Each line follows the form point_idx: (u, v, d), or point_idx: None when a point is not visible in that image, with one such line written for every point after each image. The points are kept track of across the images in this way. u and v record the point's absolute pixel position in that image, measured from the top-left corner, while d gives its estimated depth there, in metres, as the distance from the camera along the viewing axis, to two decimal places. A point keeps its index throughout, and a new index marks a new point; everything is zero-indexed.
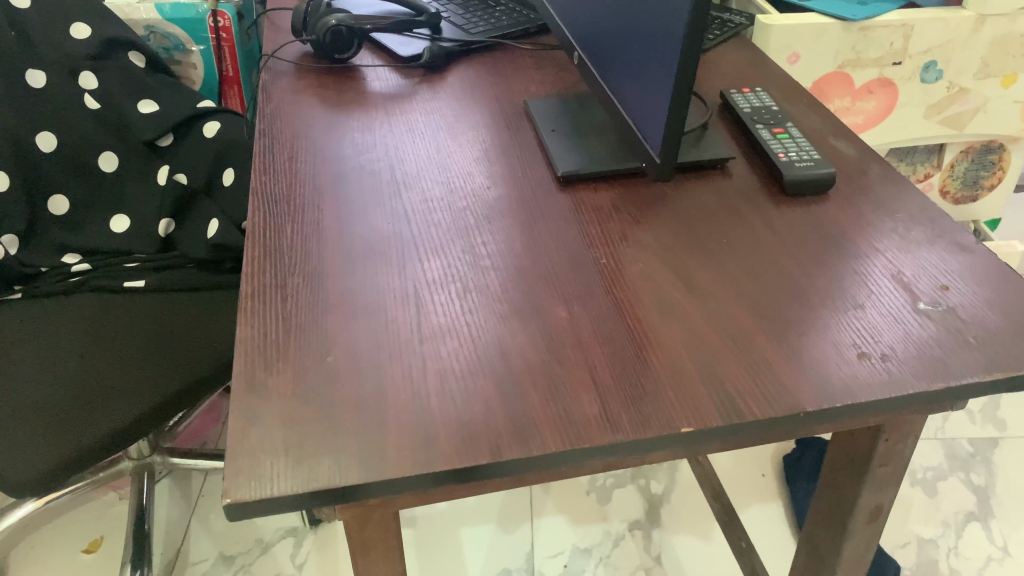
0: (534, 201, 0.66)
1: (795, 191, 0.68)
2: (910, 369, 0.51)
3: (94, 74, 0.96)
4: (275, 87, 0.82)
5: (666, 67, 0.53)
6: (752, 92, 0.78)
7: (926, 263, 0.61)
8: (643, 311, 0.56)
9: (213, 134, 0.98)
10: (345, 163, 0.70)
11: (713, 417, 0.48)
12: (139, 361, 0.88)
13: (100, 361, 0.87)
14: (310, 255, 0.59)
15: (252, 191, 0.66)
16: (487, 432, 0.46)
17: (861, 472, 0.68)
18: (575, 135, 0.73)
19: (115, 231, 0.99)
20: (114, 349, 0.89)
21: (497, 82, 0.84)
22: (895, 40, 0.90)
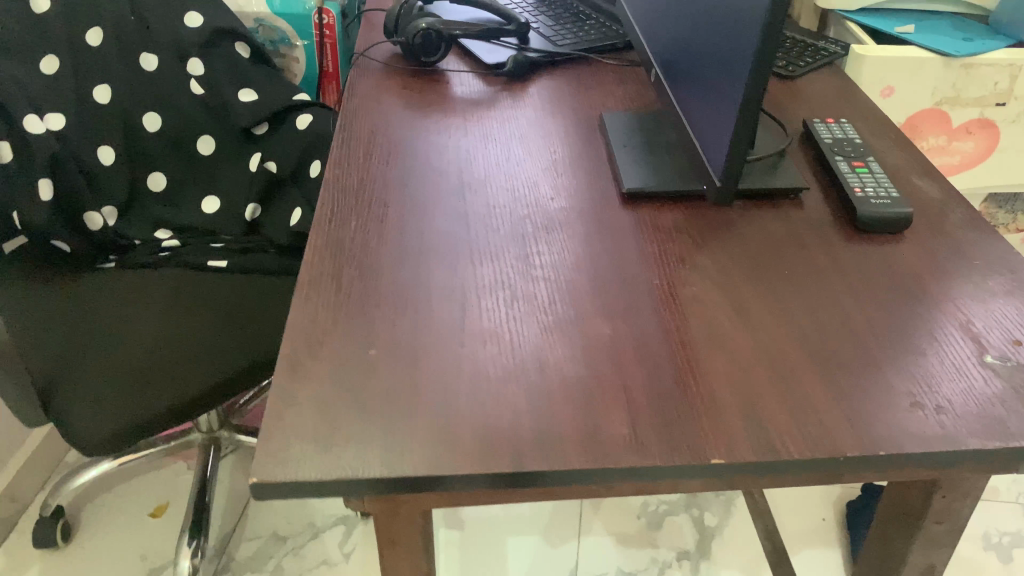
0: (595, 216, 0.66)
1: (868, 229, 0.65)
2: (965, 425, 0.49)
3: (201, 60, 1.01)
4: (361, 84, 0.84)
5: (735, 88, 0.53)
6: (836, 123, 0.76)
7: (1001, 316, 0.58)
8: (691, 335, 0.55)
9: (304, 126, 1.01)
10: (417, 163, 0.71)
11: (748, 452, 0.47)
12: (212, 337, 0.92)
13: (176, 334, 0.91)
14: (369, 249, 0.61)
15: (325, 182, 0.68)
16: (514, 441, 0.47)
17: (913, 528, 0.65)
18: (647, 153, 0.73)
19: (206, 211, 1.04)
20: (190, 324, 0.93)
21: (578, 94, 0.84)
22: (1000, 79, 0.86)
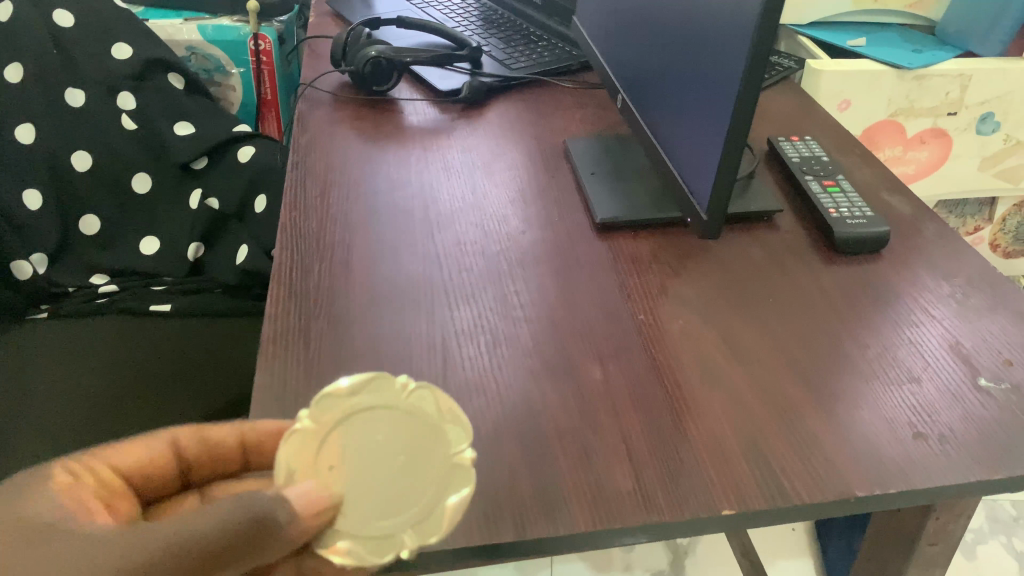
0: (570, 249, 0.64)
1: (847, 249, 0.64)
2: (969, 453, 0.48)
3: (132, 94, 0.96)
4: (312, 117, 0.81)
5: (720, 115, 0.52)
6: (801, 140, 0.76)
7: (986, 334, 0.57)
8: (684, 375, 0.53)
9: (247, 159, 0.97)
10: (378, 200, 0.68)
11: (758, 499, 0.45)
12: (164, 385, 0.84)
13: (123, 386, 0.84)
14: (336, 298, 0.57)
15: (281, 227, 0.64)
16: (514, 504, 0.44)
17: (907, 550, 0.63)
18: (616, 179, 0.71)
19: (145, 253, 0.96)
20: (138, 374, 0.85)
21: (538, 120, 0.82)
22: (951, 89, 0.87)
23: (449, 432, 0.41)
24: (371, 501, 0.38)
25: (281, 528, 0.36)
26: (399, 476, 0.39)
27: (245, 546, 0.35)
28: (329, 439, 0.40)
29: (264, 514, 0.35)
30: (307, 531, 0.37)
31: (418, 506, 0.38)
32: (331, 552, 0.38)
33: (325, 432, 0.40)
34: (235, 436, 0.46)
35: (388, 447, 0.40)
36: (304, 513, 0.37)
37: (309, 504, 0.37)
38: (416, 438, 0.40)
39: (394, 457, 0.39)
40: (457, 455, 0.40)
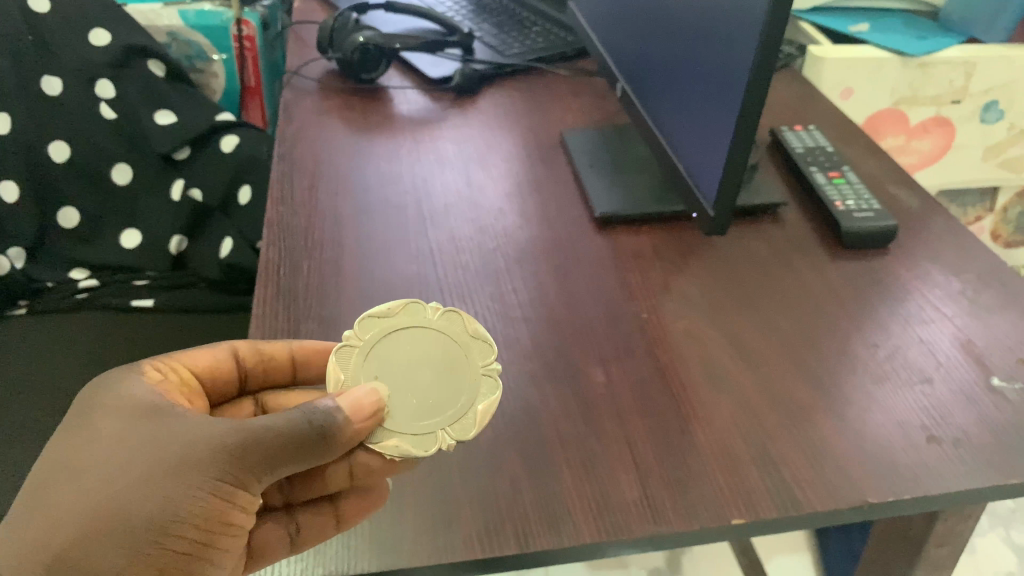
0: (569, 246, 0.62)
1: (854, 244, 0.62)
2: (985, 456, 0.45)
3: (111, 82, 0.92)
4: (298, 106, 0.78)
5: (728, 105, 0.49)
6: (805, 131, 0.74)
7: (999, 332, 0.54)
8: (689, 378, 0.51)
9: (231, 148, 0.93)
10: (370, 195, 0.66)
11: (768, 508, 0.43)
12: None
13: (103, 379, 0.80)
14: (327, 297, 0.55)
15: (268, 222, 0.62)
16: (514, 515, 0.42)
17: (914, 553, 0.61)
18: (615, 172, 0.69)
19: (126, 247, 0.93)
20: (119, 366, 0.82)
21: (533, 110, 0.80)
22: (955, 77, 0.86)
23: (478, 349, 0.45)
24: (415, 405, 0.43)
25: (337, 433, 0.39)
26: (436, 388, 0.43)
27: (306, 449, 0.39)
28: (370, 354, 0.44)
29: (327, 416, 0.39)
30: (358, 434, 0.40)
31: (456, 412, 0.42)
32: (381, 450, 0.41)
33: (366, 348, 0.45)
34: (294, 354, 0.48)
35: (424, 359, 0.44)
36: (355, 418, 0.40)
37: (361, 408, 0.41)
38: (452, 356, 0.45)
39: (431, 370, 0.44)
40: (488, 369, 0.44)
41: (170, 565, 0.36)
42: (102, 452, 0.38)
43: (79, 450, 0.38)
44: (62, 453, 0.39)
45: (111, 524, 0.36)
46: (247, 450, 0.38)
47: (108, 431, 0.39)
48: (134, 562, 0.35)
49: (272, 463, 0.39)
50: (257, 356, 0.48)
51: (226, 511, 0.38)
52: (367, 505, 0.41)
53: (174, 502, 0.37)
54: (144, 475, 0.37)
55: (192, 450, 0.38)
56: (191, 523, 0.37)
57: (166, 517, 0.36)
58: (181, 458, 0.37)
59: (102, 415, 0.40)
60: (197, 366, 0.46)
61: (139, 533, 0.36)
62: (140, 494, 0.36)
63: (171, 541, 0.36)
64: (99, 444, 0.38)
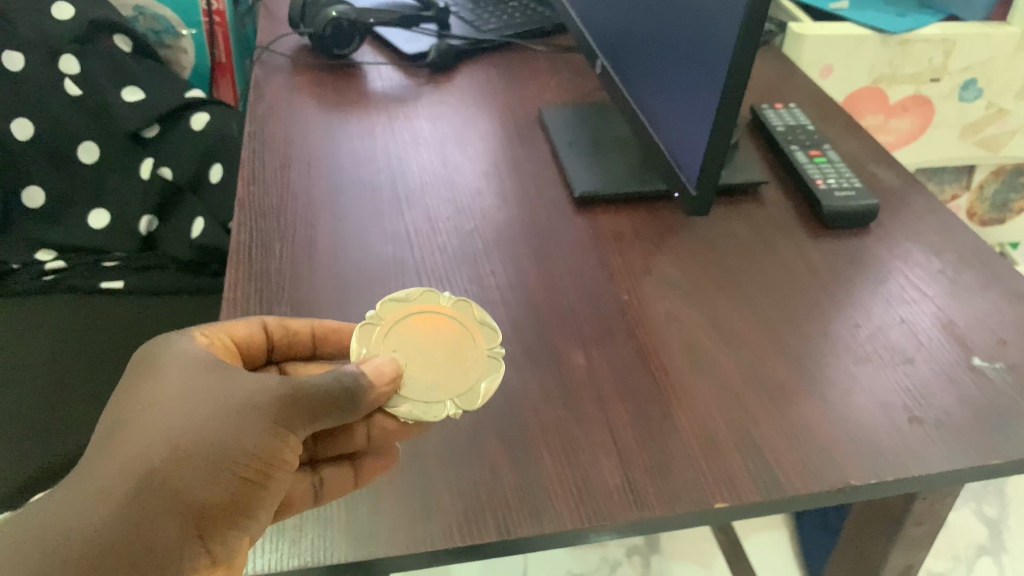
0: (548, 227, 0.61)
1: (835, 224, 0.62)
2: (967, 437, 0.45)
3: (76, 58, 0.88)
4: (269, 83, 0.76)
5: (711, 84, 0.49)
6: (785, 109, 0.74)
7: (979, 311, 0.54)
8: (670, 360, 0.50)
9: (202, 126, 0.91)
10: (343, 175, 0.64)
11: (752, 492, 0.42)
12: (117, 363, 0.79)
13: (74, 364, 0.78)
14: (300, 280, 0.53)
15: (238, 202, 0.60)
16: (495, 503, 0.41)
17: (892, 532, 0.61)
18: (594, 150, 0.68)
19: (94, 227, 0.90)
20: (90, 351, 0.80)
21: (510, 87, 0.79)
22: (935, 55, 0.86)
23: (485, 334, 0.47)
24: (427, 378, 0.44)
25: (365, 394, 0.41)
26: (447, 364, 0.45)
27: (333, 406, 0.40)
28: (388, 334, 0.46)
29: (355, 377, 0.41)
30: (380, 398, 0.42)
31: (462, 386, 0.44)
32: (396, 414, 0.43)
33: (385, 327, 0.47)
34: (314, 328, 0.47)
35: (438, 339, 0.46)
36: (379, 382, 0.42)
37: (383, 374, 0.42)
38: (461, 341, 0.46)
39: (443, 351, 0.46)
40: (494, 351, 0.46)
41: (236, 502, 0.37)
42: (162, 397, 0.38)
43: (138, 396, 0.38)
44: (121, 403, 0.38)
45: (181, 458, 0.36)
46: (300, 398, 0.39)
47: (165, 378, 0.39)
48: (205, 495, 0.36)
49: (319, 414, 0.40)
50: (284, 331, 0.46)
51: (283, 454, 0.38)
52: (382, 465, 0.43)
53: (239, 440, 0.37)
54: (208, 415, 0.37)
55: (249, 396, 0.38)
56: (255, 461, 0.37)
57: (233, 452, 0.37)
58: (240, 402, 0.38)
59: (156, 367, 0.39)
60: (229, 336, 0.44)
61: (209, 467, 0.36)
62: (206, 431, 0.37)
63: (236, 478, 0.37)
64: (157, 390, 0.38)
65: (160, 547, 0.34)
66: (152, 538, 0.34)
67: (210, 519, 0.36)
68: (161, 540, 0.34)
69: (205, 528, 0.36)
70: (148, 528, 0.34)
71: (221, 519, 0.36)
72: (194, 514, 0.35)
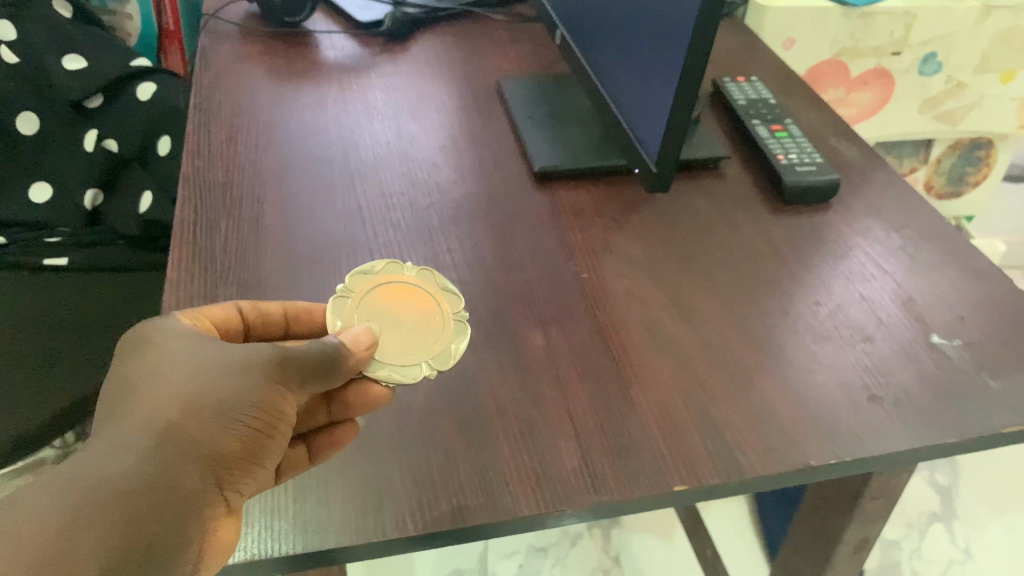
0: (506, 202, 0.59)
1: (796, 199, 0.61)
2: (925, 415, 0.45)
3: (11, 24, 0.85)
4: (215, 52, 0.73)
5: (672, 57, 0.47)
6: (747, 82, 0.73)
7: (938, 288, 0.54)
8: (631, 340, 0.49)
9: (147, 96, 0.88)
10: (294, 148, 0.62)
11: (711, 474, 0.41)
12: (64, 336, 0.77)
13: (19, 338, 0.76)
14: (247, 259, 0.51)
15: (183, 177, 0.58)
16: (448, 489, 0.40)
17: (849, 507, 0.61)
18: (554, 123, 0.66)
19: (36, 202, 0.85)
20: (36, 324, 0.78)
21: (468, 57, 0.76)
22: (896, 29, 0.86)
23: (448, 299, 0.46)
24: (402, 345, 0.43)
25: (342, 363, 0.39)
26: (418, 329, 0.44)
27: (321, 372, 0.39)
28: (362, 304, 0.44)
29: (336, 346, 0.39)
30: (358, 365, 0.40)
31: (435, 348, 0.43)
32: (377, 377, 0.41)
33: (358, 298, 0.45)
34: (286, 310, 0.44)
35: (406, 306, 0.45)
36: (356, 348, 0.40)
37: (359, 340, 0.40)
38: (426, 306, 0.45)
39: (414, 321, 0.44)
40: (459, 315, 0.45)
41: (247, 452, 0.36)
42: (162, 359, 0.37)
43: (136, 363, 0.37)
44: (120, 374, 0.37)
45: (193, 410, 0.35)
46: (296, 357, 0.38)
47: (161, 343, 0.37)
48: (218, 443, 0.35)
49: (312, 377, 0.39)
50: (258, 314, 0.43)
51: (284, 411, 0.38)
52: (339, 439, 0.41)
53: (246, 392, 0.36)
54: (213, 372, 0.36)
55: (247, 354, 0.38)
56: (262, 413, 0.37)
57: (243, 403, 0.36)
58: (241, 362, 0.37)
59: (150, 335, 0.38)
60: (205, 317, 0.41)
61: (220, 417, 0.35)
62: (212, 386, 0.36)
63: (247, 428, 0.36)
64: (155, 356, 0.37)
65: (184, 491, 0.33)
66: (176, 483, 0.33)
67: (226, 468, 0.35)
68: (184, 484, 0.33)
69: (222, 477, 0.35)
70: (172, 473, 0.33)
71: (236, 469, 0.36)
72: (211, 462, 0.35)
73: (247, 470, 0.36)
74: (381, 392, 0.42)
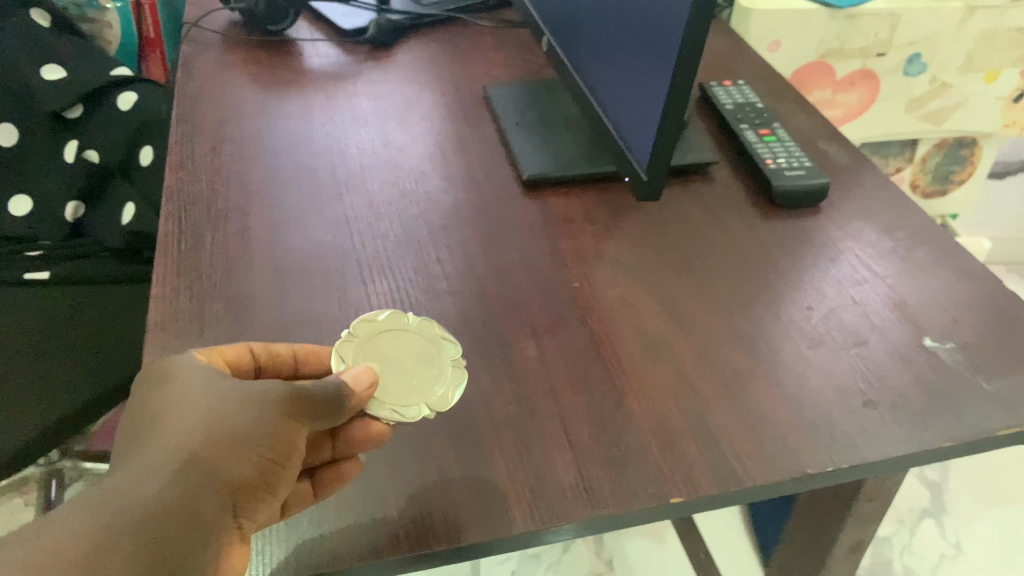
0: (496, 210, 0.59)
1: (786, 203, 0.61)
2: (922, 419, 0.45)
3: None
4: (198, 61, 0.72)
5: (662, 64, 0.47)
6: (734, 85, 0.73)
7: (930, 290, 0.54)
8: (625, 349, 0.49)
9: (129, 107, 0.86)
10: (280, 158, 0.61)
11: (708, 485, 0.41)
12: (45, 353, 0.76)
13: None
14: (234, 273, 0.50)
15: (167, 190, 0.57)
16: (441, 506, 0.39)
17: (844, 510, 0.60)
18: (542, 130, 0.66)
19: (16, 214, 0.83)
20: (16, 339, 0.77)
21: (454, 63, 0.76)
22: (881, 30, 0.87)
23: (449, 346, 0.44)
24: (402, 386, 0.41)
25: (345, 402, 0.38)
26: (418, 373, 0.42)
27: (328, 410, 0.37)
28: (364, 346, 0.42)
29: (336, 387, 0.38)
30: (358, 407, 0.39)
31: (432, 391, 0.41)
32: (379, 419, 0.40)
33: (361, 341, 0.43)
34: (294, 350, 0.42)
35: (407, 350, 0.43)
36: (358, 388, 0.39)
37: (360, 380, 0.39)
38: (426, 351, 0.43)
39: (418, 361, 0.42)
40: (459, 360, 0.43)
41: (263, 481, 0.35)
42: (180, 391, 0.36)
43: (157, 396, 0.37)
44: (139, 408, 0.37)
45: (209, 441, 0.35)
46: (309, 391, 0.37)
47: (178, 374, 0.37)
48: (235, 472, 0.35)
49: (317, 415, 0.37)
50: (269, 355, 0.41)
51: (299, 442, 0.37)
52: (341, 475, 0.39)
53: (261, 423, 0.36)
54: (229, 403, 0.36)
55: (261, 386, 0.37)
56: (276, 445, 0.36)
57: (260, 433, 0.36)
58: (257, 395, 0.37)
59: (166, 366, 0.38)
60: (215, 356, 0.40)
61: (236, 447, 0.35)
62: (228, 417, 0.35)
63: (263, 457, 0.35)
64: (174, 388, 0.37)
65: (199, 522, 0.33)
66: (193, 513, 0.33)
67: (243, 497, 0.35)
68: (200, 515, 0.33)
69: (238, 506, 0.35)
70: (188, 504, 0.33)
71: (253, 497, 0.35)
72: (228, 492, 0.34)
73: (264, 498, 0.36)
74: (381, 430, 0.40)
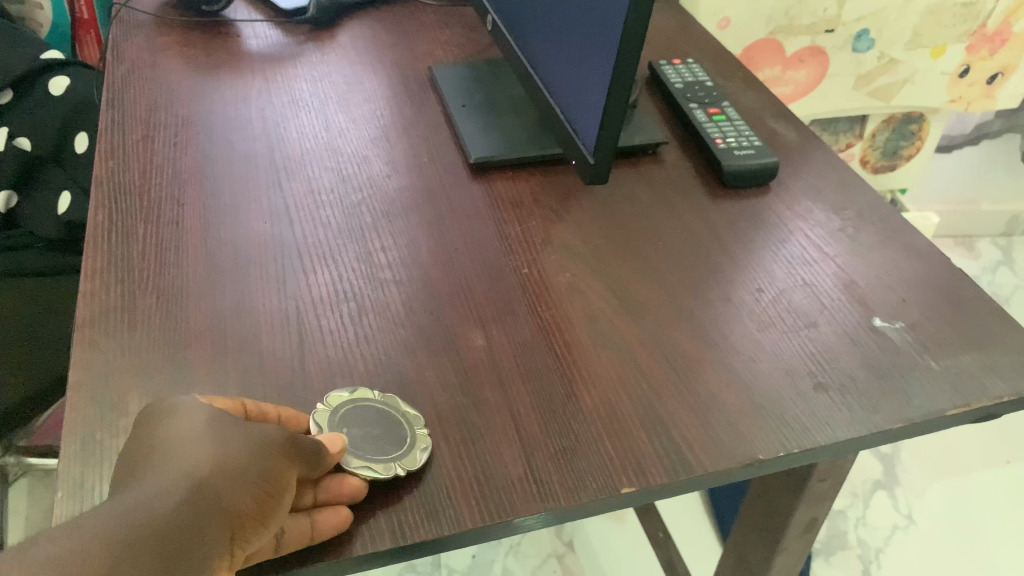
0: (442, 194, 0.57)
1: (736, 183, 0.61)
2: (869, 400, 0.45)
3: None
4: (128, 44, 0.69)
5: (606, 44, 0.46)
6: (684, 64, 0.72)
7: (879, 269, 0.54)
8: (574, 336, 0.48)
9: (61, 92, 0.80)
10: (215, 144, 0.59)
11: (658, 474, 0.40)
12: None
13: None
14: (168, 267, 0.48)
15: (96, 180, 0.54)
16: (384, 503, 0.38)
17: (798, 488, 0.60)
18: (488, 112, 0.64)
19: None
20: None
21: (398, 43, 0.74)
22: (828, 6, 0.88)
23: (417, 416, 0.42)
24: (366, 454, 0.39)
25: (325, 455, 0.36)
26: (386, 439, 0.40)
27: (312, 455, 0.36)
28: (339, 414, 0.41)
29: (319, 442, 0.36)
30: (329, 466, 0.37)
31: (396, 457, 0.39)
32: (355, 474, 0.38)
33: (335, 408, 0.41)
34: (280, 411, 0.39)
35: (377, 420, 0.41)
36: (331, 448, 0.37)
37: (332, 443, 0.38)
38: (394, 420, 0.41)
39: (385, 420, 0.41)
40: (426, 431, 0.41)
41: (260, 513, 0.32)
42: (182, 424, 0.34)
43: (155, 430, 0.34)
44: (136, 445, 0.34)
45: (213, 469, 0.32)
46: (302, 440, 0.36)
47: (183, 409, 0.35)
48: (235, 501, 0.32)
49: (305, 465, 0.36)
50: (259, 413, 0.38)
51: (289, 486, 0.34)
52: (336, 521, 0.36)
53: (261, 457, 0.34)
54: (231, 434, 0.34)
55: (260, 427, 0.35)
56: (272, 481, 0.34)
57: (259, 467, 0.33)
58: (258, 434, 0.35)
59: (167, 402, 0.36)
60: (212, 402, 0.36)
61: (238, 477, 0.33)
62: (231, 450, 0.33)
63: (261, 490, 0.33)
64: (174, 422, 0.34)
65: (200, 548, 0.30)
66: (195, 538, 0.30)
67: (241, 527, 0.32)
68: (201, 541, 0.30)
69: (236, 536, 0.32)
70: (190, 529, 0.30)
71: (251, 530, 0.32)
72: (230, 520, 0.31)
73: (259, 531, 0.33)
74: (357, 485, 0.37)
